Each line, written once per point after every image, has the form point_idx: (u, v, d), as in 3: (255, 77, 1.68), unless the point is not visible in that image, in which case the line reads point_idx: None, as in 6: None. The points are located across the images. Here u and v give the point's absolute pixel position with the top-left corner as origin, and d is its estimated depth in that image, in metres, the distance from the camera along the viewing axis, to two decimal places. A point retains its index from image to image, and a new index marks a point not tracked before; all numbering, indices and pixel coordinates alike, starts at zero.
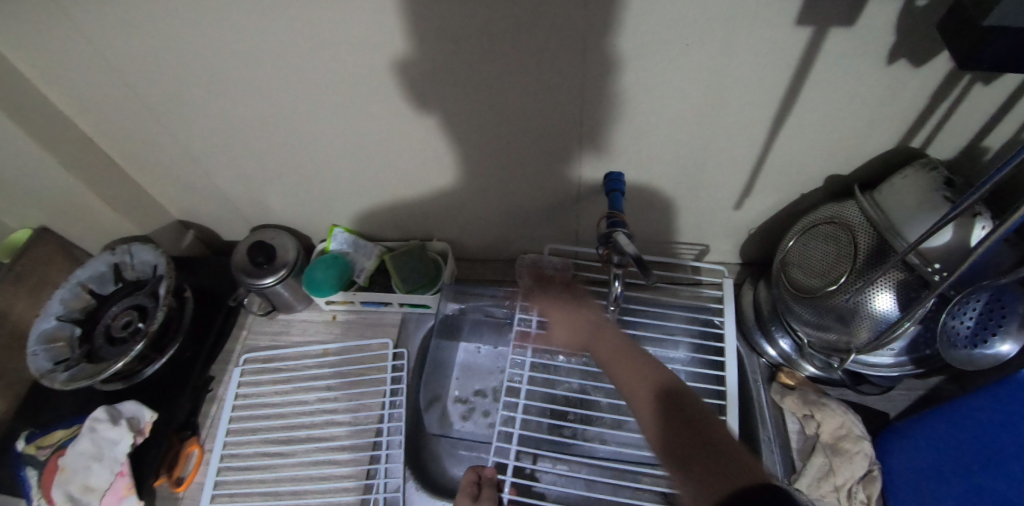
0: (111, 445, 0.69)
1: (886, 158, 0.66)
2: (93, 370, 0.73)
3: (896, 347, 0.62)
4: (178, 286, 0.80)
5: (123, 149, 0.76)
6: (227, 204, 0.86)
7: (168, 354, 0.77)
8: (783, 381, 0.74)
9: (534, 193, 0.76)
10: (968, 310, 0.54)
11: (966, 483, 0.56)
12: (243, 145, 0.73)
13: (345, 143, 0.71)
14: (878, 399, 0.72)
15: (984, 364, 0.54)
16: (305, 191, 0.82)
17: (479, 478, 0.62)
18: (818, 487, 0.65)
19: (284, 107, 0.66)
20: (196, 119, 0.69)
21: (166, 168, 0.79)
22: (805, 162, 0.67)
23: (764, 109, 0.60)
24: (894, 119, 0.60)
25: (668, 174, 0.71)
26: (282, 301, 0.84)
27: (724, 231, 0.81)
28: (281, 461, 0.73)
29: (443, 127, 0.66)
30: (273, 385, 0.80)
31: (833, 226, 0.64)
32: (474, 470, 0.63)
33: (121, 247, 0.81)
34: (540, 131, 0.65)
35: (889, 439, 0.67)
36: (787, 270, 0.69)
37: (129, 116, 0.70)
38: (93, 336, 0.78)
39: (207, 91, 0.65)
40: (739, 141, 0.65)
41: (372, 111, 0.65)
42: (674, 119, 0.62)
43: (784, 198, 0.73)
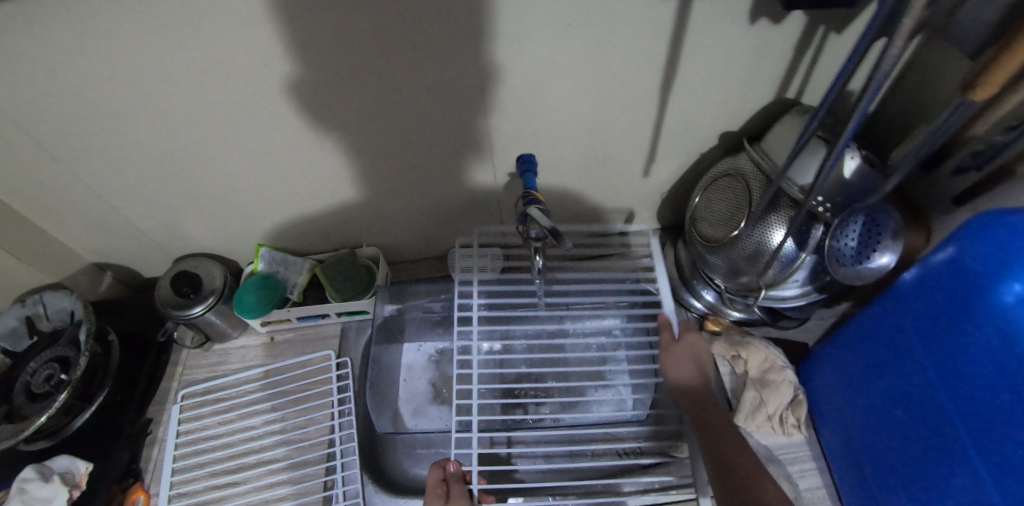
0: (44, 505, 0.65)
1: (768, 111, 0.71)
2: (14, 430, 0.68)
3: (800, 278, 0.67)
4: (101, 330, 0.77)
5: (15, 197, 0.72)
6: (143, 239, 0.83)
7: (97, 402, 0.74)
8: (710, 328, 0.79)
9: (453, 187, 0.78)
10: (850, 232, 0.60)
11: (869, 391, 0.62)
12: (148, 176, 0.71)
13: (254, 161, 0.70)
14: (796, 332, 0.79)
15: (871, 277, 0.60)
16: (222, 215, 0.80)
17: (445, 475, 0.64)
18: (753, 418, 0.70)
19: (183, 132, 0.64)
20: (90, 156, 0.66)
21: (67, 211, 0.75)
22: (699, 123, 0.71)
23: (652, 80, 0.64)
24: (768, 74, 0.66)
25: (578, 151, 0.74)
26: (215, 330, 0.82)
27: (641, 198, 0.85)
28: (234, 490, 0.71)
29: (352, 133, 0.66)
30: (215, 416, 0.78)
31: (729, 177, 0.69)
32: (439, 468, 0.65)
33: (33, 298, 0.77)
34: (447, 125, 0.67)
35: (806, 365, 0.73)
36: (698, 225, 0.74)
37: (14, 162, 0.66)
38: (11, 395, 0.73)
39: (96, 125, 0.62)
40: (637, 112, 0.69)
41: (276, 125, 0.64)
42: (572, 98, 0.65)
43: (688, 160, 0.78)
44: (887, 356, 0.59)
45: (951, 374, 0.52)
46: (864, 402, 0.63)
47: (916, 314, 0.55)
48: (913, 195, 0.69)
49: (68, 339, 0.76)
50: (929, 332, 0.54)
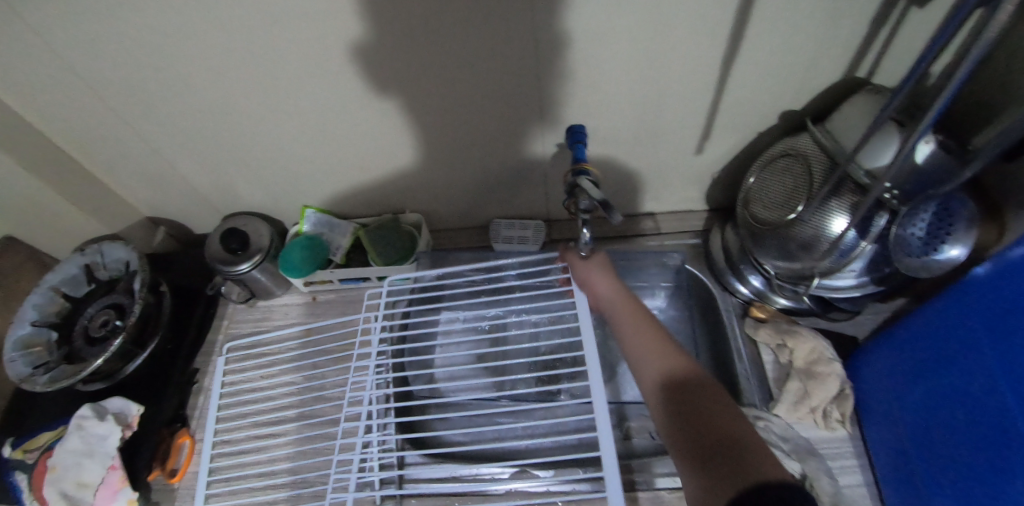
0: (100, 441, 0.68)
1: (834, 91, 0.68)
2: (75, 369, 0.72)
3: (857, 268, 0.65)
4: (154, 281, 0.80)
5: (80, 147, 0.74)
6: (195, 195, 0.85)
7: (151, 348, 0.77)
8: (755, 315, 0.77)
9: (499, 157, 0.77)
10: (919, 220, 0.58)
11: (922, 391, 0.60)
12: (204, 133, 0.72)
13: (305, 122, 0.70)
14: (846, 324, 0.76)
15: (938, 270, 0.57)
16: (270, 175, 0.81)
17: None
18: (796, 410, 0.69)
19: (240, 90, 0.65)
20: (151, 109, 0.68)
21: (127, 164, 0.78)
22: (759, 100, 0.68)
23: (714, 52, 0.62)
24: (839, 50, 0.62)
25: (629, 126, 0.72)
26: (260, 287, 0.84)
27: (689, 179, 0.83)
28: (275, 441, 0.75)
29: (403, 96, 0.66)
30: (259, 370, 0.81)
31: (788, 158, 0.67)
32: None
33: (91, 247, 0.80)
34: (497, 92, 0.66)
35: (855, 360, 0.70)
36: (750, 207, 0.71)
37: (82, 112, 0.68)
38: (72, 337, 0.77)
39: (158, 78, 0.63)
40: (695, 86, 0.66)
41: (329, 84, 0.65)
42: (628, 68, 0.63)
43: (742, 140, 0.75)
44: (945, 354, 0.57)
45: (1017, 373, 0.48)
46: (915, 401, 0.61)
47: (985, 308, 0.52)
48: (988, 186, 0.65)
49: (124, 288, 0.79)
50: (998, 327, 0.50)
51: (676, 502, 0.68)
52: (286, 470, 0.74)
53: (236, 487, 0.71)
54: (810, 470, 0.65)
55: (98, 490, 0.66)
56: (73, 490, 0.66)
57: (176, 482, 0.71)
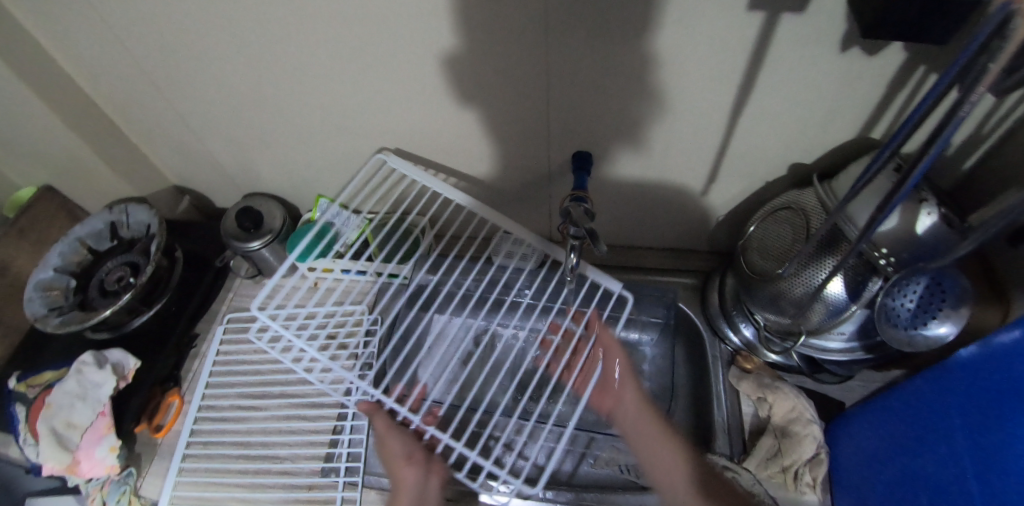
0: (95, 388, 0.72)
1: (846, 149, 0.67)
2: (84, 316, 0.77)
3: (847, 332, 0.64)
4: (169, 245, 0.85)
5: (122, 112, 0.80)
6: (220, 171, 0.90)
7: (156, 308, 0.81)
8: (741, 365, 0.76)
9: (507, 171, 0.80)
10: (910, 292, 0.56)
11: (893, 468, 0.58)
12: (232, 112, 0.77)
13: (330, 113, 0.75)
14: (835, 388, 0.74)
15: (923, 346, 0.56)
16: (293, 161, 0.86)
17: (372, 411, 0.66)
18: (766, 467, 0.68)
19: (271, 77, 0.70)
20: (191, 87, 0.74)
21: (161, 133, 0.83)
22: (767, 148, 0.68)
23: (725, 96, 0.62)
24: (852, 109, 0.62)
25: (635, 157, 0.73)
26: (267, 266, 0.89)
27: (693, 217, 0.83)
28: (255, 414, 0.77)
29: (421, 99, 0.69)
30: (253, 344, 0.84)
31: (790, 211, 0.66)
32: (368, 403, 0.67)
33: (119, 207, 0.85)
34: (510, 108, 0.68)
35: (837, 425, 0.68)
36: (746, 253, 0.71)
37: (130, 83, 0.74)
38: (87, 287, 0.82)
39: (197, 58, 0.68)
40: (703, 127, 0.67)
41: (350, 80, 0.68)
42: (638, 102, 0.65)
43: (749, 186, 0.75)
44: (922, 436, 0.55)
45: (987, 464, 0.47)
46: (885, 476, 0.59)
47: (964, 391, 0.50)
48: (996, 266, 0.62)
49: (142, 248, 0.84)
50: (973, 412, 0.49)
51: None
52: (260, 443, 0.76)
53: (211, 451, 0.74)
54: None
55: (85, 433, 0.70)
56: (62, 428, 0.70)
57: (158, 437, 0.76)
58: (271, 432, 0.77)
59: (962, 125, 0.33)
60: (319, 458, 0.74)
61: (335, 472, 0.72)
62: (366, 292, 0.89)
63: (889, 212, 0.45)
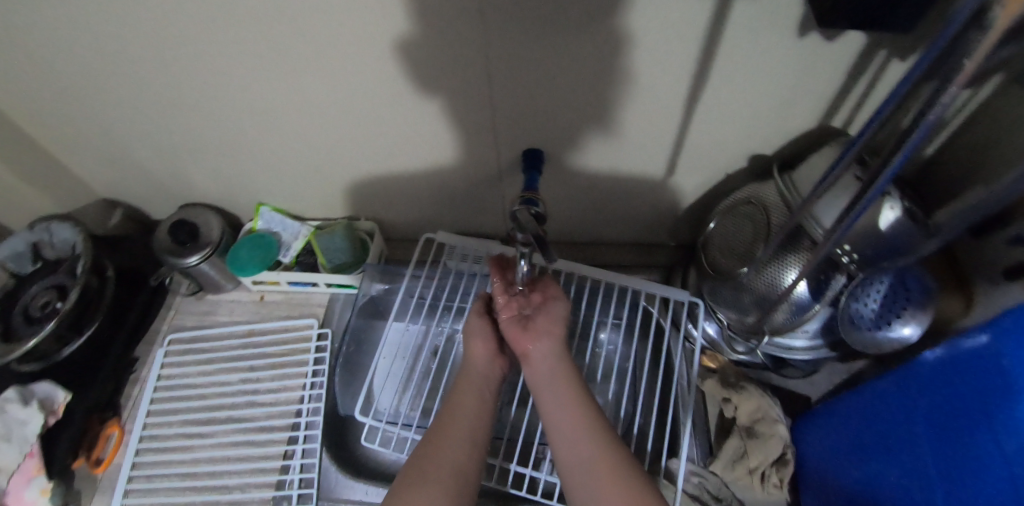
0: (20, 426, 0.67)
1: (806, 138, 0.64)
2: (5, 349, 0.71)
3: (811, 329, 0.61)
4: (99, 264, 0.79)
5: (31, 123, 0.73)
6: (151, 181, 0.84)
7: (87, 333, 0.76)
8: (706, 364, 0.74)
9: (453, 169, 0.74)
10: (874, 291, 0.55)
11: (860, 469, 0.56)
12: (153, 119, 0.71)
13: (258, 117, 0.68)
14: (800, 382, 0.73)
15: (886, 347, 0.55)
16: (226, 169, 0.80)
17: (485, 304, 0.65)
18: (733, 470, 0.65)
19: (189, 83, 0.63)
20: (99, 94, 0.66)
21: (79, 144, 0.76)
22: (726, 139, 0.65)
23: (677, 86, 0.58)
24: (811, 97, 0.58)
25: (587, 155, 0.70)
26: (209, 281, 0.84)
27: (654, 211, 0.80)
28: (200, 442, 0.73)
29: (353, 102, 0.64)
30: (196, 366, 0.80)
31: (750, 206, 0.63)
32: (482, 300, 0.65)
33: (40, 226, 0.79)
34: (451, 109, 0.63)
35: (803, 422, 0.67)
36: (708, 249, 0.68)
37: (34, 92, 0.67)
38: (11, 314, 0.77)
39: (102, 63, 0.61)
40: (657, 121, 0.63)
41: (274, 84, 0.62)
42: (586, 95, 0.60)
43: (709, 178, 0.72)
44: (887, 437, 0.52)
45: (954, 473, 0.45)
46: (851, 476, 0.57)
47: (932, 399, 0.47)
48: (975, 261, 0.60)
49: (68, 268, 0.79)
50: (944, 422, 0.46)
51: None
52: (205, 473, 0.72)
53: (155, 485, 0.70)
54: None
55: (11, 477, 0.65)
56: None
57: (99, 472, 0.72)
58: (217, 459, 0.73)
59: (929, 132, 0.33)
60: (269, 486, 0.70)
61: (287, 500, 0.68)
62: (316, 303, 0.85)
63: (860, 212, 0.43)
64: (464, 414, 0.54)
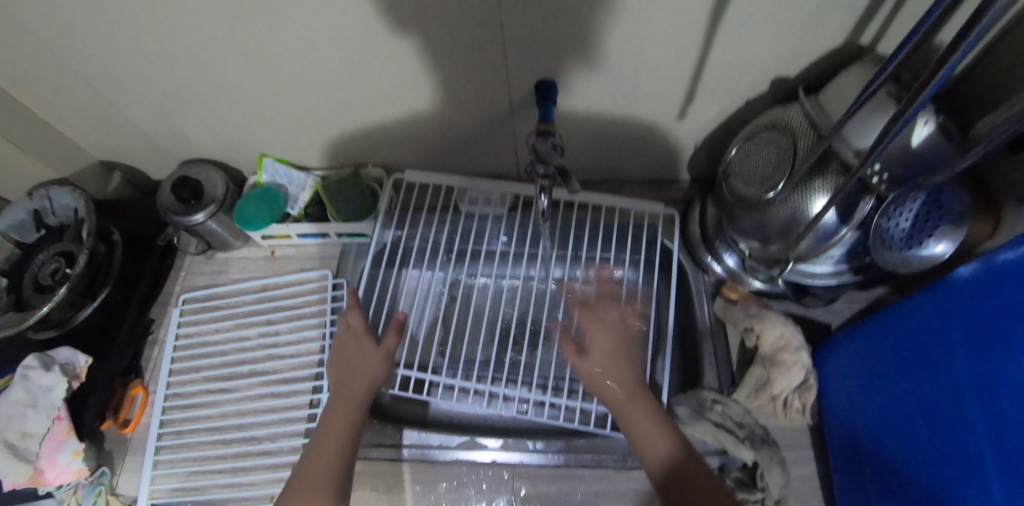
0: (46, 392, 0.67)
1: (832, 58, 0.61)
2: (19, 317, 0.72)
3: (836, 255, 0.60)
4: (104, 228, 0.78)
5: (14, 85, 0.69)
6: (147, 140, 0.81)
7: (100, 298, 0.76)
8: (726, 296, 0.74)
9: (462, 109, 0.71)
10: (906, 211, 0.54)
11: (887, 388, 0.57)
12: (140, 75, 0.67)
13: (251, 67, 0.64)
14: (820, 311, 0.73)
15: (918, 265, 0.55)
16: (223, 123, 0.76)
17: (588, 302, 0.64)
18: (756, 398, 0.67)
19: (174, 33, 0.59)
20: (79, 43, 0.61)
21: (66, 106, 0.73)
22: (749, 64, 0.61)
23: (699, 10, 0.54)
24: (842, 11, 0.54)
25: (601, 88, 0.67)
26: (217, 239, 0.82)
27: (672, 143, 0.77)
28: (225, 397, 0.74)
29: (354, 40, 0.59)
30: (213, 323, 0.80)
31: (775, 130, 0.60)
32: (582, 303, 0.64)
33: (37, 192, 0.77)
34: (459, 44, 0.59)
35: (826, 349, 0.68)
36: (729, 179, 0.66)
37: (10, 51, 0.63)
38: (21, 284, 0.77)
39: (79, 15, 0.57)
40: (676, 49, 0.59)
41: (265, 29, 0.58)
42: (601, 22, 0.56)
43: (729, 107, 0.69)
44: (916, 355, 0.53)
45: (989, 383, 0.45)
46: (877, 397, 0.58)
47: (965, 314, 0.48)
48: (1010, 180, 0.59)
49: (73, 236, 0.78)
50: (979, 333, 0.46)
51: (622, 482, 0.65)
52: (234, 426, 0.73)
53: (186, 439, 0.72)
54: (763, 460, 0.63)
55: (42, 442, 0.65)
56: (16, 440, 0.64)
57: (127, 432, 0.73)
58: (244, 412, 0.74)
59: (982, 36, 0.29)
60: (299, 435, 0.71)
61: None
62: (329, 256, 0.84)
63: (895, 135, 0.41)
64: (349, 392, 0.61)
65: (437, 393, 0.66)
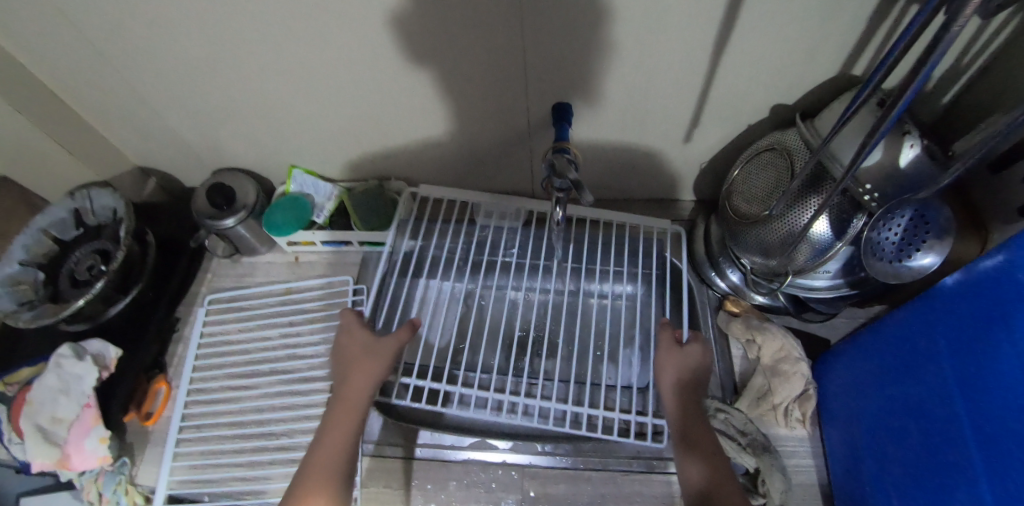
0: (77, 380, 0.70)
1: (827, 87, 0.67)
2: (55, 309, 0.76)
3: (833, 269, 0.65)
4: (140, 229, 0.82)
5: (71, 94, 0.75)
6: (186, 149, 0.86)
7: (132, 294, 0.79)
8: (728, 308, 0.78)
9: (484, 127, 0.77)
10: (895, 225, 0.57)
11: (880, 394, 0.60)
12: (189, 88, 0.72)
13: (292, 84, 0.70)
14: (819, 326, 0.77)
15: (908, 277, 0.58)
16: (260, 135, 0.82)
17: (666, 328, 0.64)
18: (757, 406, 0.70)
19: (226, 52, 0.65)
20: (137, 59, 0.67)
21: (116, 114, 0.79)
22: (751, 92, 0.67)
23: (705, 42, 0.60)
24: (835, 45, 0.60)
25: (614, 112, 0.72)
26: (245, 244, 0.87)
27: (678, 165, 0.82)
28: (246, 393, 0.77)
29: (390, 62, 0.65)
30: (237, 323, 0.83)
31: (773, 152, 0.65)
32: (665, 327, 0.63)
33: (80, 192, 0.82)
34: (486, 68, 0.65)
35: (823, 361, 0.71)
36: (731, 197, 0.71)
37: (73, 62, 0.69)
38: (58, 278, 0.81)
39: (142, 32, 0.63)
40: (684, 77, 0.65)
41: (310, 49, 0.64)
42: (617, 51, 0.61)
43: (732, 131, 0.74)
44: (905, 361, 0.56)
45: (970, 382, 0.48)
46: (872, 403, 0.61)
47: (946, 320, 0.51)
48: (995, 204, 0.63)
49: (111, 235, 0.82)
50: (958, 336, 0.50)
51: (627, 485, 0.68)
52: (254, 421, 0.75)
53: (206, 433, 0.74)
54: (764, 465, 0.65)
55: (71, 427, 0.68)
56: (47, 424, 0.67)
57: (149, 425, 0.75)
58: (263, 409, 0.76)
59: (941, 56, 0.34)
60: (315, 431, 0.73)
61: None
62: (350, 263, 0.88)
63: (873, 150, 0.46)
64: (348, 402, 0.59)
65: (453, 400, 0.66)
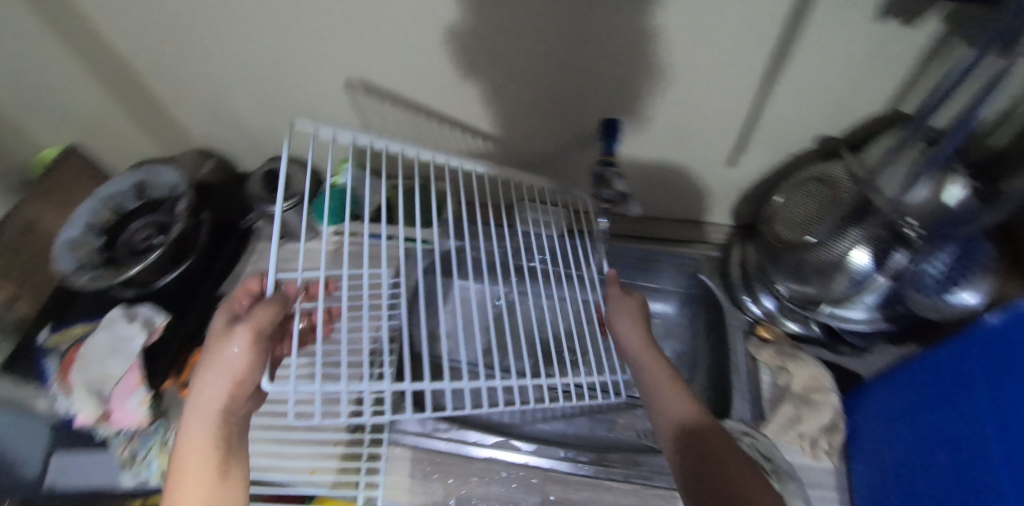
0: (126, 341, 0.76)
1: (875, 121, 0.68)
2: (112, 274, 0.80)
3: (869, 302, 0.65)
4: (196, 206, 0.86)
5: (148, 74, 0.81)
6: (245, 135, 0.91)
7: (183, 266, 0.82)
8: (761, 334, 0.78)
9: (532, 136, 0.79)
10: (940, 259, 0.60)
11: (914, 429, 0.59)
12: (257, 76, 0.77)
13: (355, 78, 0.74)
14: (852, 360, 0.76)
15: (950, 311, 0.61)
16: (316, 126, 0.86)
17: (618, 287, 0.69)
18: (785, 432, 0.69)
19: (299, 44, 0.69)
20: (215, 44, 0.72)
21: (186, 96, 0.84)
22: (797, 120, 0.69)
23: (755, 67, 0.62)
24: (885, 79, 0.62)
25: (661, 131, 0.74)
26: (291, 229, 0.90)
27: (719, 188, 0.84)
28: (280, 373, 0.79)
29: (451, 64, 0.68)
30: None
31: (817, 183, 0.67)
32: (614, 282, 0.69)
33: (146, 168, 0.88)
34: (541, 76, 0.68)
35: (858, 395, 0.71)
36: (770, 225, 0.71)
37: (156, 44, 0.74)
38: (115, 246, 0.84)
39: (225, 20, 0.68)
40: (732, 101, 0.67)
41: (376, 47, 0.67)
42: (670, 70, 0.64)
43: (776, 157, 0.76)
44: (941, 394, 0.56)
45: (1002, 413, 0.48)
46: (905, 437, 0.60)
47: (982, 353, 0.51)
48: None
49: (168, 209, 0.87)
50: (992, 367, 0.49)
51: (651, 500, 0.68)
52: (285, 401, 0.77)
53: None
54: (788, 493, 0.65)
55: (116, 385, 0.72)
56: (95, 380, 0.73)
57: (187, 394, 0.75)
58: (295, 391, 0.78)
59: None
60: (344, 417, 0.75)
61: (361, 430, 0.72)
62: (389, 257, 0.91)
63: None
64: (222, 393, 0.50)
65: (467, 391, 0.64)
